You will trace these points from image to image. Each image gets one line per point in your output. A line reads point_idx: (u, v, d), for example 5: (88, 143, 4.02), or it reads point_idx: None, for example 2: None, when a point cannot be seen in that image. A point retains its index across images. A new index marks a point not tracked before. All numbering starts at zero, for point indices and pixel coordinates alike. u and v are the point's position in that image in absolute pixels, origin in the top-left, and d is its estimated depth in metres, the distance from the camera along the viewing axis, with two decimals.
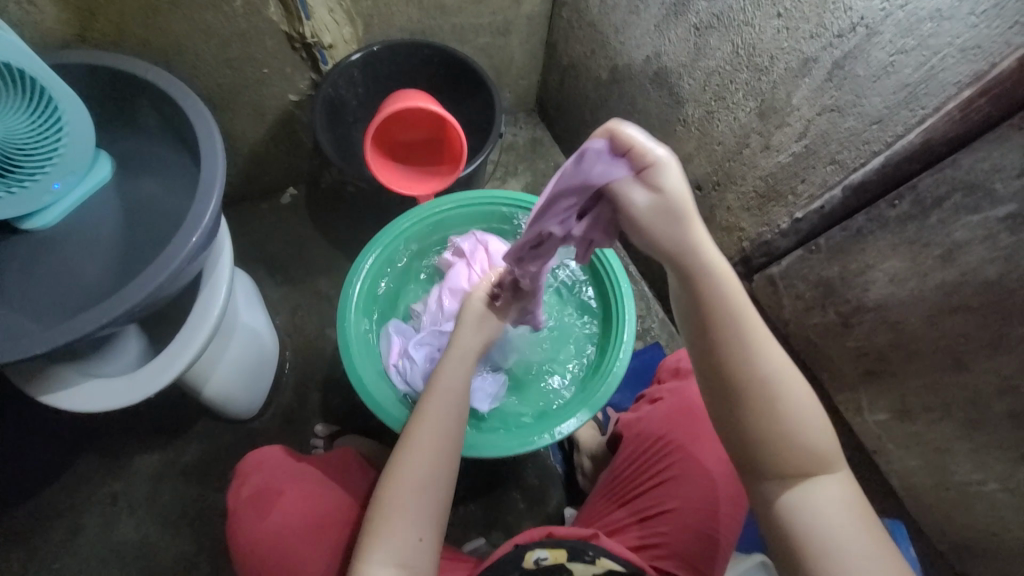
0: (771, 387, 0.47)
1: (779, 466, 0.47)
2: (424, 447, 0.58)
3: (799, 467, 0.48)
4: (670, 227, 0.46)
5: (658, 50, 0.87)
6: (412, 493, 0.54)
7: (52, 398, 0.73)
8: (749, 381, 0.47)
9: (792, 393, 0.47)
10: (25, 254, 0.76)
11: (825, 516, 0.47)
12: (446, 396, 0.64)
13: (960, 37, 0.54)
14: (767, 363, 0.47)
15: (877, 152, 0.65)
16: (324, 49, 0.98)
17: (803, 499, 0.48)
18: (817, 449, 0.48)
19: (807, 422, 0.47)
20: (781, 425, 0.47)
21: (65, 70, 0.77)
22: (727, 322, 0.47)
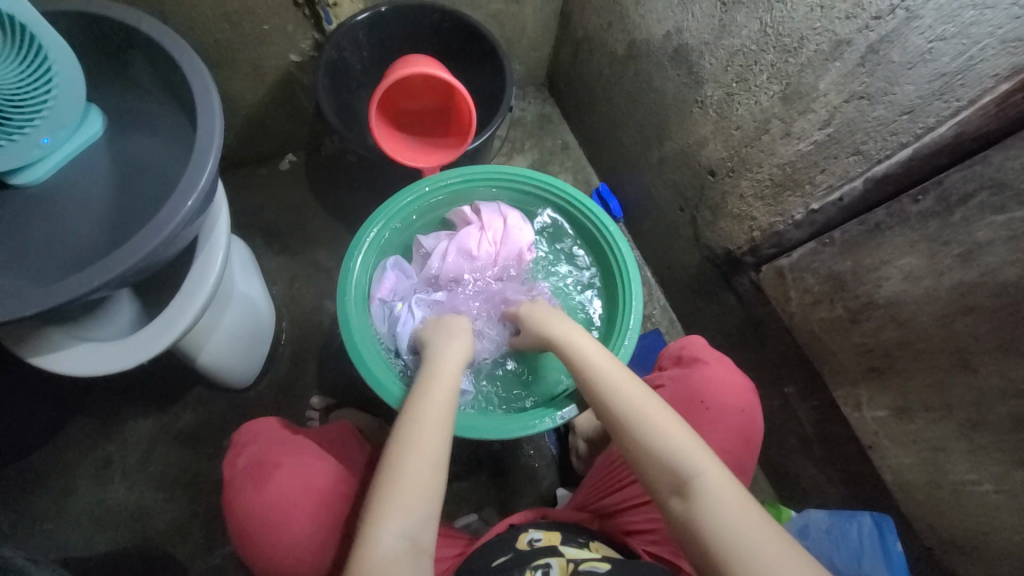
0: (631, 410, 0.60)
1: (658, 474, 0.56)
2: (417, 432, 0.58)
3: (676, 473, 0.55)
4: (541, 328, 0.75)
5: (680, 26, 0.83)
6: (410, 474, 0.54)
7: (41, 359, 0.71)
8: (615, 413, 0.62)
9: (648, 411, 0.60)
10: (13, 211, 0.73)
11: (710, 512, 0.51)
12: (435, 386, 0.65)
13: (1002, 28, 0.51)
14: (620, 394, 0.62)
15: (905, 144, 0.62)
16: (328, 8, 0.93)
17: (687, 501, 0.53)
18: (684, 451, 0.55)
19: (664, 431, 0.57)
20: (645, 440, 0.58)
21: (53, 16, 0.73)
22: (590, 378, 0.66)
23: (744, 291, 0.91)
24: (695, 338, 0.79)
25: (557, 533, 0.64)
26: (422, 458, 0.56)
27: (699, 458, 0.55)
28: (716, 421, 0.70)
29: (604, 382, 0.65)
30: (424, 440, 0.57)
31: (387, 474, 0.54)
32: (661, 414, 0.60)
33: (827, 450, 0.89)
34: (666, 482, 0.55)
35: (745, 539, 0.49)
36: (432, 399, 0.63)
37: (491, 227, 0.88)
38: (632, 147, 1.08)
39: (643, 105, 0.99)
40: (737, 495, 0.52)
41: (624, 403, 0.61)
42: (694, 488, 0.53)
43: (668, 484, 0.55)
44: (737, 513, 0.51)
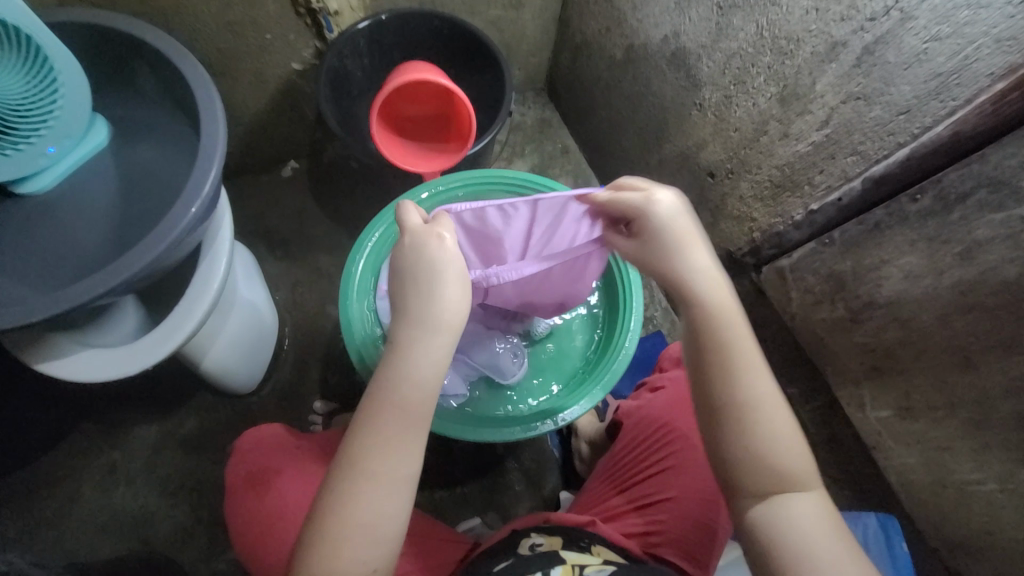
0: (747, 396, 0.50)
1: (753, 477, 0.48)
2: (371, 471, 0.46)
3: (776, 484, 0.48)
4: (663, 239, 0.54)
5: (677, 29, 0.84)
6: (354, 521, 0.45)
7: (48, 366, 0.71)
8: (727, 393, 0.50)
9: (766, 407, 0.50)
10: (21, 221, 0.74)
11: (798, 534, 0.46)
12: (399, 402, 0.48)
13: (997, 27, 0.52)
14: (747, 374, 0.50)
15: (903, 144, 0.63)
16: (329, 16, 0.94)
17: (776, 513, 0.47)
18: (795, 464, 0.49)
19: (780, 438, 0.49)
20: (757, 434, 0.49)
21: (58, 28, 0.74)
22: (708, 334, 0.52)
23: (745, 292, 0.91)
24: None
25: (558, 537, 0.64)
26: (391, 501, 0.47)
27: (803, 475, 0.49)
28: None
29: (722, 344, 0.51)
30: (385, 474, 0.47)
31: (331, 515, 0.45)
32: (776, 412, 0.50)
33: (830, 451, 0.89)
34: (762, 487, 0.48)
35: (825, 569, 0.45)
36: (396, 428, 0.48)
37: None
38: (631, 150, 1.08)
39: (642, 109, 1.00)
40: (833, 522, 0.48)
41: (740, 385, 0.50)
42: (789, 503, 0.48)
43: (762, 488, 0.48)
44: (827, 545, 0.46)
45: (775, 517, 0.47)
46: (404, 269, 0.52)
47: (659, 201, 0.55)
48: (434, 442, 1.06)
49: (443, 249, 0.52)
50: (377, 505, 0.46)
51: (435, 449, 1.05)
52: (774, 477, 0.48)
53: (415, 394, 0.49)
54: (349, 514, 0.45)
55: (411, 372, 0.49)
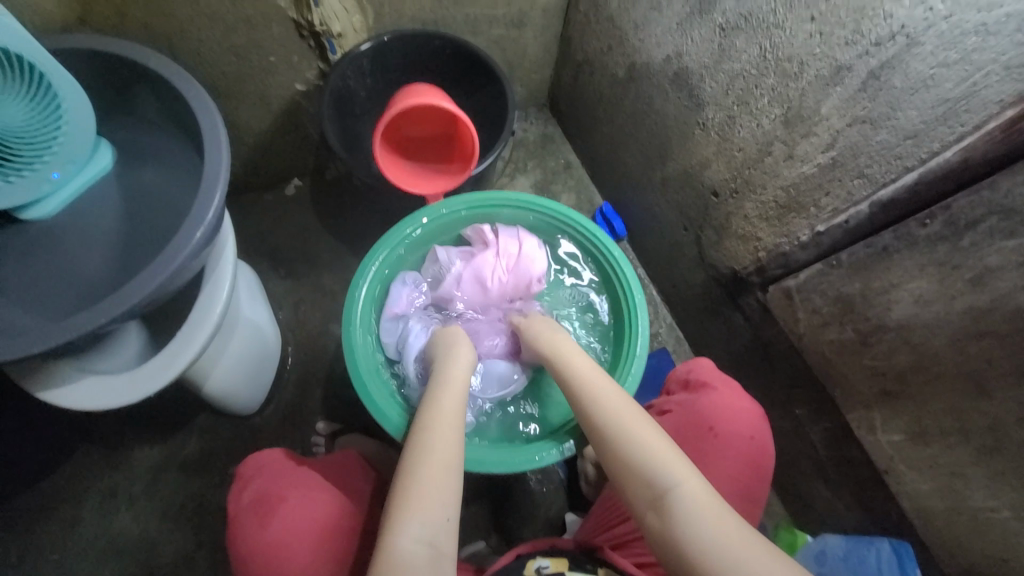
0: (607, 418, 0.62)
1: (636, 492, 0.57)
2: (425, 452, 0.59)
3: (653, 489, 0.55)
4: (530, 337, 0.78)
5: (679, 50, 0.84)
6: (429, 476, 0.57)
7: (51, 394, 0.71)
8: (596, 422, 0.63)
9: (623, 422, 0.61)
10: (26, 247, 0.74)
11: (685, 529, 0.52)
12: (437, 410, 0.65)
13: (1006, 55, 0.51)
14: (606, 402, 0.64)
15: (910, 168, 0.62)
16: (333, 39, 0.94)
17: (663, 517, 0.54)
18: (660, 464, 0.56)
19: (643, 442, 0.58)
20: (624, 451, 0.59)
21: (63, 55, 0.74)
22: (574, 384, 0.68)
23: (751, 311, 0.90)
24: (702, 362, 0.81)
25: (564, 557, 0.67)
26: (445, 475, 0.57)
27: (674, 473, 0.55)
28: (728, 447, 0.72)
29: (587, 386, 0.67)
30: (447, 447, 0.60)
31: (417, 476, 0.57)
32: (637, 424, 0.60)
33: (840, 474, 0.87)
34: (645, 495, 0.56)
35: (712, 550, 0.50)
36: (440, 426, 0.63)
37: (504, 255, 0.87)
38: (634, 167, 1.08)
39: (644, 127, 1.00)
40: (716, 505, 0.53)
41: (599, 411, 0.63)
42: (669, 503, 0.54)
43: (645, 498, 0.56)
44: (710, 521, 0.51)
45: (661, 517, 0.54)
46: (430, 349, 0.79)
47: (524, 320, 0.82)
48: None
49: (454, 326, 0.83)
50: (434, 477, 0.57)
51: None
52: (650, 485, 0.56)
53: (456, 400, 0.67)
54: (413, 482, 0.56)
55: (442, 395, 0.67)
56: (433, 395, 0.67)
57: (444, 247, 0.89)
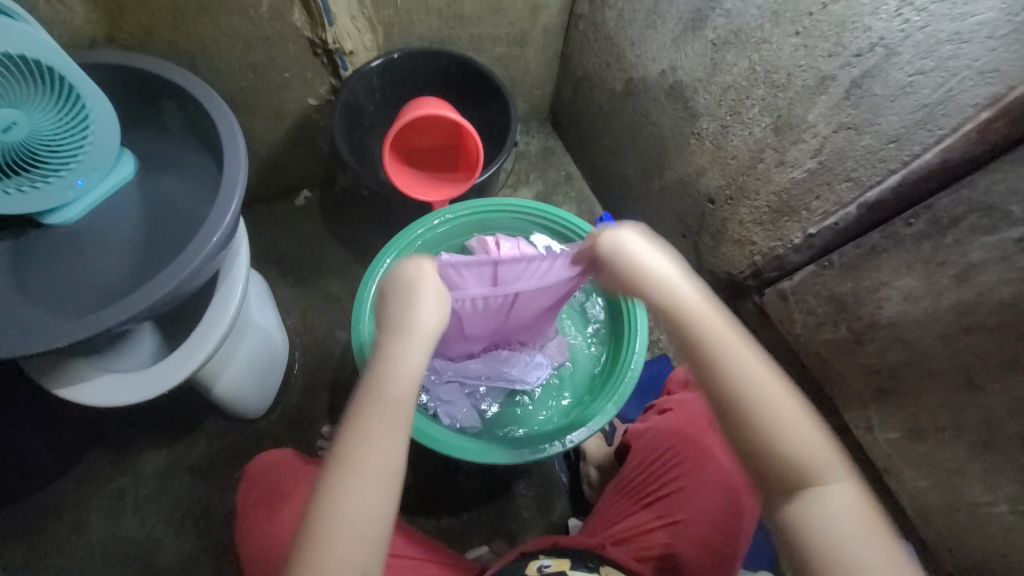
0: (746, 377, 0.48)
1: (771, 468, 0.46)
2: (350, 471, 0.46)
3: (797, 475, 0.46)
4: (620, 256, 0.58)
5: (674, 64, 0.88)
6: (350, 513, 0.45)
7: (67, 391, 0.74)
8: (726, 376, 0.48)
9: (765, 385, 0.48)
10: (49, 249, 0.77)
11: (833, 526, 0.44)
12: (385, 401, 0.49)
13: (978, 60, 0.54)
14: (737, 355, 0.49)
15: (894, 170, 0.65)
16: (345, 55, 0.99)
17: (803, 508, 0.45)
18: (804, 443, 0.46)
19: (787, 418, 0.47)
20: (761, 422, 0.47)
21: (93, 70, 0.79)
22: (690, 321, 0.51)
23: (748, 315, 0.93)
24: None
25: (567, 559, 0.64)
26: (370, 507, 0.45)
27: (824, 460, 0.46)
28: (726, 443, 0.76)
29: (708, 328, 0.50)
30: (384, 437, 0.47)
31: (347, 471, 0.46)
32: (779, 394, 0.48)
33: None
34: (784, 478, 0.46)
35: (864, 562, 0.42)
36: (377, 433, 0.47)
37: None
38: (633, 177, 1.12)
39: (642, 138, 1.04)
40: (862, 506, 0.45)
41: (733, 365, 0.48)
42: (814, 494, 0.45)
43: (782, 480, 0.46)
44: (855, 536, 0.43)
45: (797, 510, 0.45)
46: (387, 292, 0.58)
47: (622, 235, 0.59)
48: (441, 468, 1.05)
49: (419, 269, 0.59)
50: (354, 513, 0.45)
51: (443, 474, 1.05)
52: (794, 468, 0.46)
53: (407, 386, 0.51)
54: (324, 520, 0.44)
55: (397, 373, 0.51)
56: (384, 368, 0.51)
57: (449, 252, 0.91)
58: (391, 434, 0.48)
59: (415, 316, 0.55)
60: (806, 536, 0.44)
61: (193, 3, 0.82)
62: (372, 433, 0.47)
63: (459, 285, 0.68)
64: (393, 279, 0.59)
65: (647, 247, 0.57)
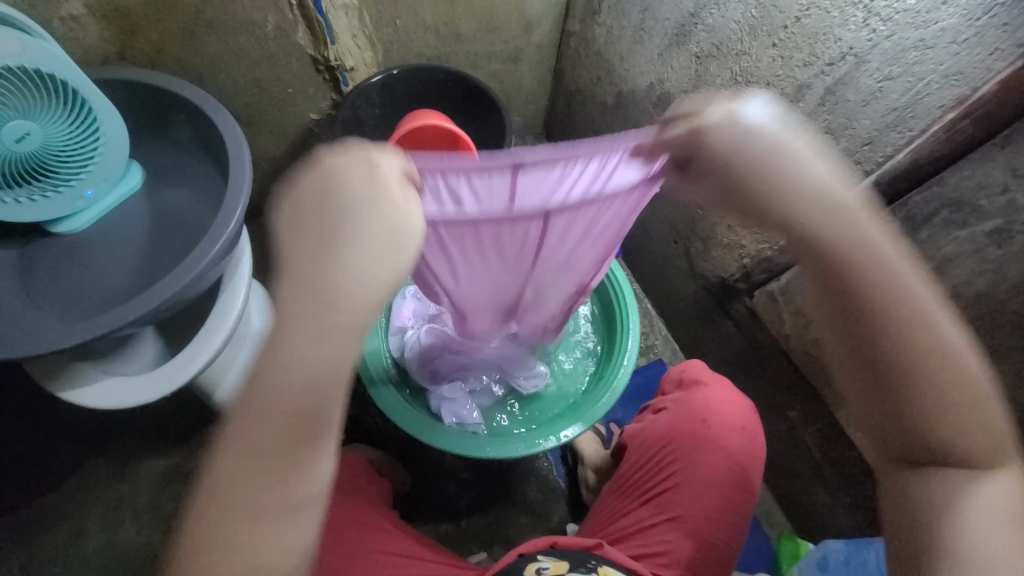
0: (926, 332, 0.44)
1: (947, 430, 0.45)
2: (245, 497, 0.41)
3: (974, 451, 0.46)
4: (766, 157, 0.43)
5: (661, 77, 0.92)
6: (247, 537, 0.42)
7: (71, 393, 0.75)
8: (913, 333, 0.44)
9: (946, 341, 0.44)
10: (57, 256, 0.80)
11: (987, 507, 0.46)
12: (274, 417, 0.40)
13: (943, 65, 0.58)
14: (922, 304, 0.44)
15: (869, 172, 0.67)
16: (346, 72, 1.04)
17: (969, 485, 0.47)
18: (973, 407, 0.45)
19: (965, 378, 0.44)
20: (928, 381, 0.44)
21: (105, 85, 0.82)
22: (873, 268, 0.43)
23: (739, 317, 0.95)
24: (695, 362, 0.86)
25: (564, 561, 0.63)
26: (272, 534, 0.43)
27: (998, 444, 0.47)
28: (723, 439, 0.75)
29: (890, 273, 0.43)
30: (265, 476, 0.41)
31: (228, 507, 0.41)
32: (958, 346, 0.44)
33: (836, 474, 0.89)
34: (967, 443, 0.46)
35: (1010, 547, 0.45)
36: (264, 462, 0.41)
37: None
38: None
39: None
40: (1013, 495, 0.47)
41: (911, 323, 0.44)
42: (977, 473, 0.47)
43: (959, 448, 0.46)
44: (1015, 513, 0.46)
45: (935, 487, 0.47)
46: (319, 210, 0.40)
47: (751, 115, 0.43)
48: (440, 474, 1.05)
49: (377, 183, 0.40)
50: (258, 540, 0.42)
51: (441, 481, 1.05)
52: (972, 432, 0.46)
53: (299, 397, 0.40)
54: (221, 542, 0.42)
55: (289, 376, 0.39)
56: (277, 369, 0.39)
57: None
58: (275, 470, 0.41)
59: (340, 281, 0.39)
60: (934, 509, 0.47)
61: (202, 22, 0.86)
62: (260, 459, 0.41)
63: (470, 205, 0.44)
64: (329, 191, 0.39)
65: (791, 131, 0.43)
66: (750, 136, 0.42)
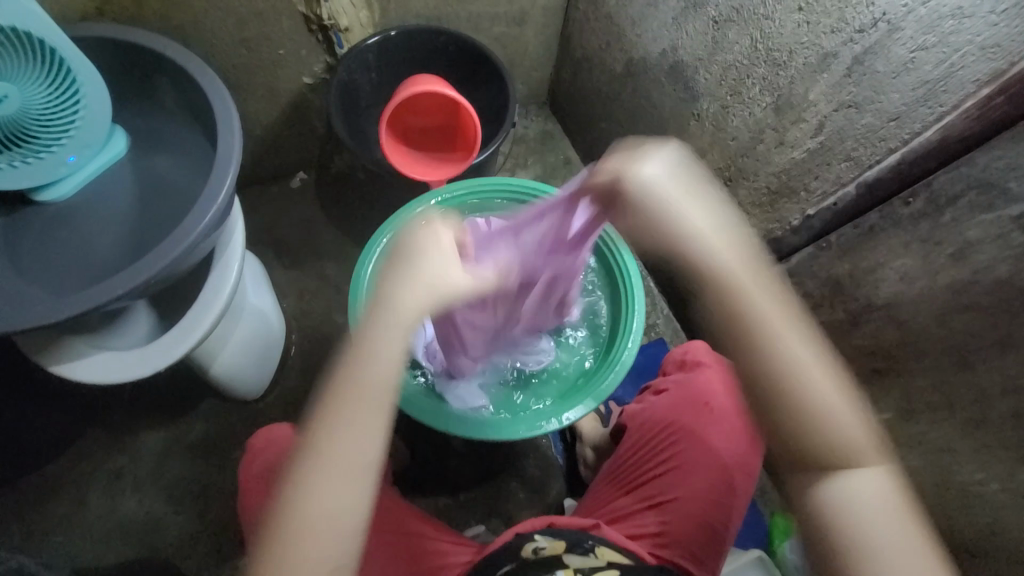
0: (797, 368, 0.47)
1: (810, 441, 0.48)
2: (328, 447, 0.46)
3: (831, 450, 0.47)
4: (649, 200, 0.51)
5: (674, 43, 0.87)
6: (325, 486, 0.46)
7: (64, 367, 0.74)
8: (796, 359, 0.47)
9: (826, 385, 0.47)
10: (41, 226, 0.76)
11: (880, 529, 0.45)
12: (360, 379, 0.47)
13: (981, 36, 0.54)
14: (792, 345, 0.48)
15: (894, 149, 0.65)
16: (340, 33, 0.98)
17: (846, 486, 0.47)
18: (834, 422, 0.47)
19: (847, 417, 0.47)
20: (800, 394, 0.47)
21: (83, 43, 0.77)
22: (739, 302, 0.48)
23: None
24: (697, 342, 0.84)
25: (562, 540, 0.64)
26: (340, 490, 0.46)
27: (873, 448, 0.47)
28: (722, 421, 0.75)
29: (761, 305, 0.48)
30: (338, 468, 0.46)
31: (302, 484, 0.46)
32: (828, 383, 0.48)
33: None
34: (820, 453, 0.47)
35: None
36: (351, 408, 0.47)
37: None
38: None
39: (641, 120, 1.03)
40: (904, 503, 0.47)
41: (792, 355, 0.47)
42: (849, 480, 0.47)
43: (824, 451, 0.47)
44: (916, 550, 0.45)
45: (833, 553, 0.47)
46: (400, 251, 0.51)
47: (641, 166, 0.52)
48: (439, 450, 1.06)
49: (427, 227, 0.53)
50: (334, 484, 0.46)
51: (441, 456, 1.05)
52: (840, 447, 0.47)
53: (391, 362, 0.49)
54: (306, 488, 0.46)
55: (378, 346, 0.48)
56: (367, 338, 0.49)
57: None
58: (348, 440, 0.46)
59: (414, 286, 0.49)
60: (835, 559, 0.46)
61: None
62: (350, 405, 0.47)
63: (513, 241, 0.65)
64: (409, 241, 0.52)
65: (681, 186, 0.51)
66: (654, 176, 0.52)
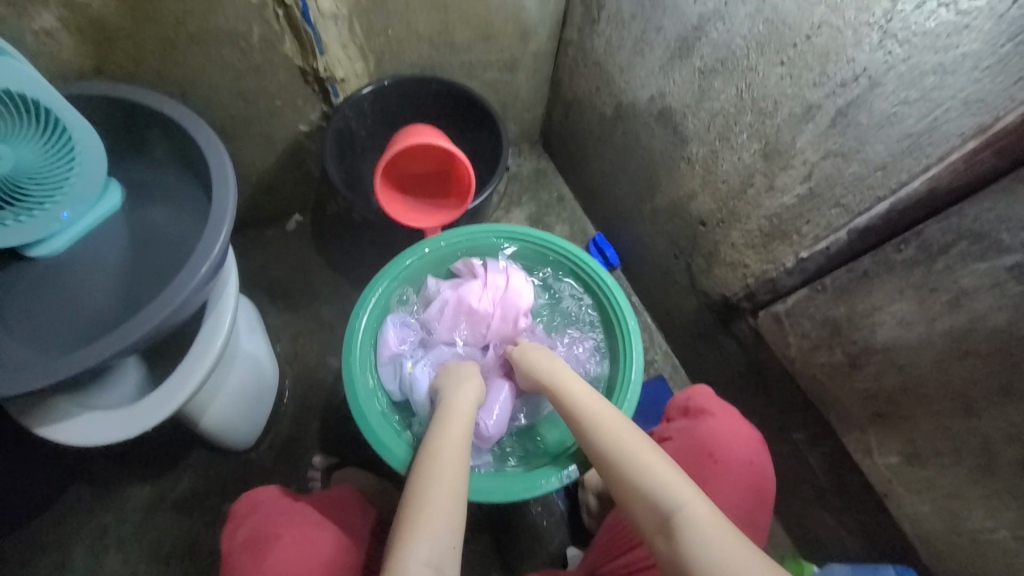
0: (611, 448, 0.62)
1: (643, 515, 0.56)
2: (434, 465, 0.61)
3: (658, 512, 0.55)
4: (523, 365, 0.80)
5: (663, 90, 0.89)
6: (440, 492, 0.58)
7: (48, 430, 0.71)
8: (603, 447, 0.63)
9: (635, 452, 0.61)
10: (30, 283, 0.76)
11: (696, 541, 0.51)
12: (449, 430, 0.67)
13: (963, 92, 0.55)
14: (611, 429, 0.64)
15: (882, 198, 0.65)
16: (336, 83, 1.00)
17: (671, 535, 0.53)
18: (641, 467, 0.58)
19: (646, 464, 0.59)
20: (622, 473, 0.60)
21: (79, 101, 0.78)
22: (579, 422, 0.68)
23: (743, 336, 0.92)
24: (702, 388, 0.82)
25: None
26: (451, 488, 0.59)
27: (675, 492, 0.55)
28: (728, 472, 0.73)
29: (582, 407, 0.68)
30: (447, 485, 0.59)
31: (416, 495, 0.58)
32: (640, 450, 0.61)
33: (842, 498, 0.87)
34: (653, 519, 0.56)
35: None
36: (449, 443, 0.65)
37: (491, 286, 0.89)
38: (624, 199, 1.12)
39: (633, 161, 1.05)
40: (722, 523, 0.52)
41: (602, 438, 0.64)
42: (677, 522, 0.53)
43: (654, 521, 0.55)
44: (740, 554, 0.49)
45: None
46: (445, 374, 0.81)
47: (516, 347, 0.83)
48: None
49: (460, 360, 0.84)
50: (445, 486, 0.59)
51: None
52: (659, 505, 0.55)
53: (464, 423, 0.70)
54: (423, 493, 0.58)
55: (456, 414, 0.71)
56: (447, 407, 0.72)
57: (435, 279, 0.92)
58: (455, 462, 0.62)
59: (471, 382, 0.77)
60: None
61: (183, 34, 0.82)
62: (451, 431, 0.67)
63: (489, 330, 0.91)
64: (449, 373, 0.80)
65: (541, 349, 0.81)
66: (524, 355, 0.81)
